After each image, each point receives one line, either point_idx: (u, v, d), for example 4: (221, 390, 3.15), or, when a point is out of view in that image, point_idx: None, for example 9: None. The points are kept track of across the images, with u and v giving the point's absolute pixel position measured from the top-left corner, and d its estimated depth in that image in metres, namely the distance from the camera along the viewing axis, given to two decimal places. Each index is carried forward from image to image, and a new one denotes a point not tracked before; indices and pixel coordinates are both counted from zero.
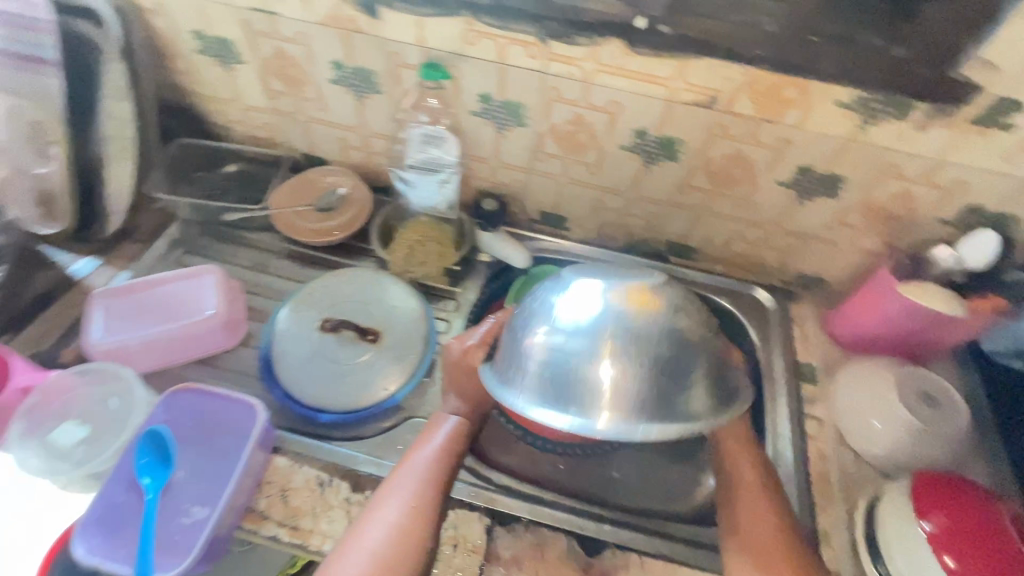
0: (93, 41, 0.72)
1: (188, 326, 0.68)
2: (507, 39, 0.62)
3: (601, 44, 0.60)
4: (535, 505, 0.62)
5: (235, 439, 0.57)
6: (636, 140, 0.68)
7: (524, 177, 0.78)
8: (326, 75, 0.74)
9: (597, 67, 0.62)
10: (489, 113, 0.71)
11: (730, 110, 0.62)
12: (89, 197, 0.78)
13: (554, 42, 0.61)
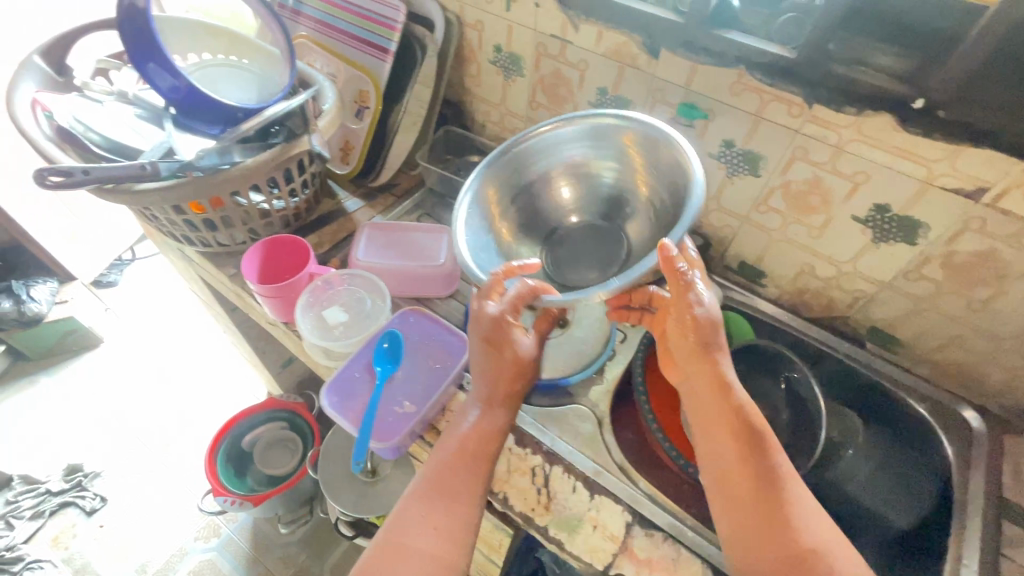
0: (423, 40, 0.93)
1: (422, 268, 0.82)
2: (772, 96, 0.68)
3: (868, 115, 0.62)
4: (678, 523, 0.63)
5: (443, 364, 0.72)
6: (873, 215, 0.69)
7: (737, 225, 0.84)
8: (588, 99, 0.86)
9: (856, 136, 0.65)
10: (726, 158, 0.77)
11: (993, 207, 0.60)
12: (377, 153, 1.00)
13: (818, 106, 0.65)
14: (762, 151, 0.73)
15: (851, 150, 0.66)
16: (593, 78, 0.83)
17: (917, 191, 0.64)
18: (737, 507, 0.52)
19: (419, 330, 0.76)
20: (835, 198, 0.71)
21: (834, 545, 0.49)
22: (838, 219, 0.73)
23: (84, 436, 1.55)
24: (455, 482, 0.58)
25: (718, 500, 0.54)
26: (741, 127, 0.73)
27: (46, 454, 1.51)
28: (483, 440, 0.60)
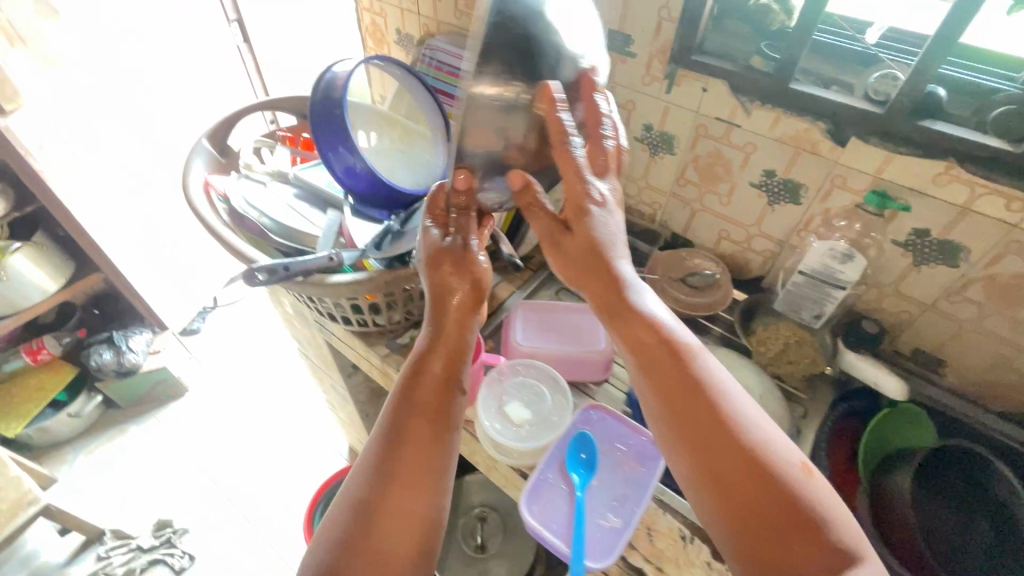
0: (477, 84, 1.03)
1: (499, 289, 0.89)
2: (812, 130, 0.73)
3: (904, 147, 0.67)
4: None
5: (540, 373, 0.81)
6: (914, 238, 0.73)
7: (778, 249, 0.88)
8: (633, 133, 0.92)
9: (894, 165, 0.69)
10: (767, 187, 0.82)
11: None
12: None
13: (857, 139, 0.70)
14: (803, 181, 0.78)
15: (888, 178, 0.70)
16: (637, 116, 0.89)
17: (955, 215, 0.67)
18: (686, 435, 0.53)
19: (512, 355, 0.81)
20: (877, 223, 0.75)
21: (810, 485, 0.49)
22: (879, 243, 0.76)
23: (181, 493, 1.64)
24: (427, 425, 0.55)
25: (660, 405, 0.56)
26: (781, 158, 0.78)
27: (145, 507, 1.61)
28: (437, 374, 0.58)
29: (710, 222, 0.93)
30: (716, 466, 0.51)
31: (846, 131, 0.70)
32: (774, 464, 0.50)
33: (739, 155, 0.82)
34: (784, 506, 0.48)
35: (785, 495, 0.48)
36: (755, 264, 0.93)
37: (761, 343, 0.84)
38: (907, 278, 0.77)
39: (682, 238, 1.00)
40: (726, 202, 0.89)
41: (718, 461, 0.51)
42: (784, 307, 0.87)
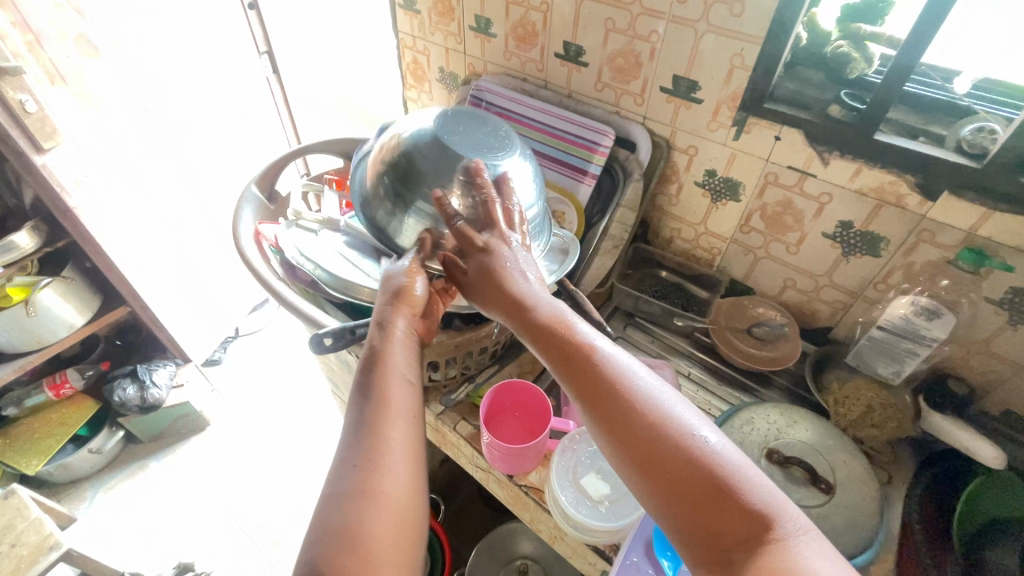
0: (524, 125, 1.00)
1: None
2: (899, 183, 0.69)
3: (1004, 204, 0.64)
4: None
5: None
6: (1010, 297, 0.68)
7: (849, 300, 0.83)
8: (694, 178, 0.89)
9: (991, 222, 0.65)
10: (843, 238, 0.78)
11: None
12: None
13: (952, 194, 0.66)
14: (887, 235, 0.74)
15: (985, 232, 0.66)
16: (701, 161, 0.86)
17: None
18: (623, 435, 0.46)
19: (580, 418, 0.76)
20: (969, 280, 0.70)
21: (752, 476, 0.43)
22: (970, 301, 0.71)
23: (202, 534, 1.58)
24: (383, 398, 0.49)
25: (575, 403, 0.48)
26: (861, 209, 0.74)
27: (166, 548, 1.55)
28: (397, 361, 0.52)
29: (774, 270, 0.89)
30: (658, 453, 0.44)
31: (938, 186, 0.67)
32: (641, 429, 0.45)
33: (813, 205, 0.78)
34: (744, 515, 0.41)
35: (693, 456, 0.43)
36: (822, 315, 0.88)
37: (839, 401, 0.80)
38: (1000, 338, 0.72)
39: (741, 285, 0.95)
40: (794, 251, 0.84)
41: (669, 459, 0.43)
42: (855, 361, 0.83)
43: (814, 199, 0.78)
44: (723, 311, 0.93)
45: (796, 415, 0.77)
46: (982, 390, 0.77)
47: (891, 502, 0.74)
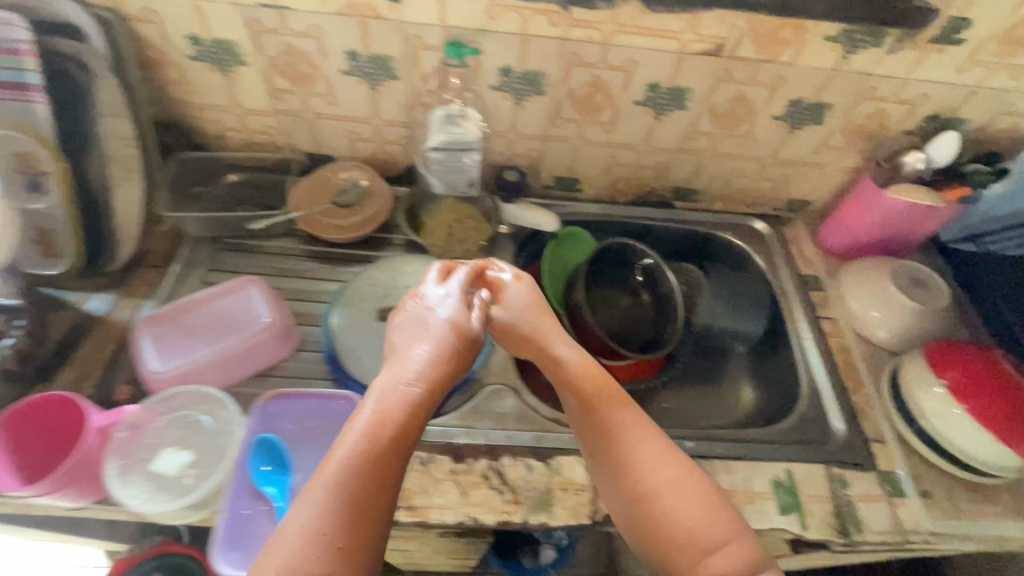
0: (157, 46, 0.70)
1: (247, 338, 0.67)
2: (881, 53, 0.68)
3: (978, 46, 0.67)
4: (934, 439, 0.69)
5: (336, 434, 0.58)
6: (925, 125, 0.76)
7: (793, 171, 0.86)
8: (634, 96, 0.75)
9: (973, 61, 0.68)
10: (653, 101, 0.75)
11: (856, 61, 0.69)
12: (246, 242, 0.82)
13: (924, 37, 0.66)
14: (811, 62, 0.69)
15: (856, 32, 0.66)
16: (553, 58, 0.70)
17: (945, 49, 0.67)
18: (657, 471, 0.52)
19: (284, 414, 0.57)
20: (895, 121, 0.76)
21: (675, 500, 0.52)
22: (922, 117, 0.75)
23: None
24: (364, 500, 0.44)
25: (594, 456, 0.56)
26: (678, 35, 0.67)
27: None
28: (393, 432, 0.47)
29: (594, 153, 0.84)
30: (668, 497, 0.52)
31: (910, 39, 0.66)
32: (676, 476, 0.53)
33: (788, 100, 0.74)
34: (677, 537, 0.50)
35: (643, 494, 0.52)
36: (735, 179, 0.88)
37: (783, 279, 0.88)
38: (804, 160, 0.84)
39: (568, 177, 0.89)
40: (610, 130, 0.80)
41: (677, 490, 0.52)
42: (547, 228, 0.84)
43: (732, 36, 0.67)
44: (615, 228, 0.94)
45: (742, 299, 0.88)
46: (790, 213, 0.94)
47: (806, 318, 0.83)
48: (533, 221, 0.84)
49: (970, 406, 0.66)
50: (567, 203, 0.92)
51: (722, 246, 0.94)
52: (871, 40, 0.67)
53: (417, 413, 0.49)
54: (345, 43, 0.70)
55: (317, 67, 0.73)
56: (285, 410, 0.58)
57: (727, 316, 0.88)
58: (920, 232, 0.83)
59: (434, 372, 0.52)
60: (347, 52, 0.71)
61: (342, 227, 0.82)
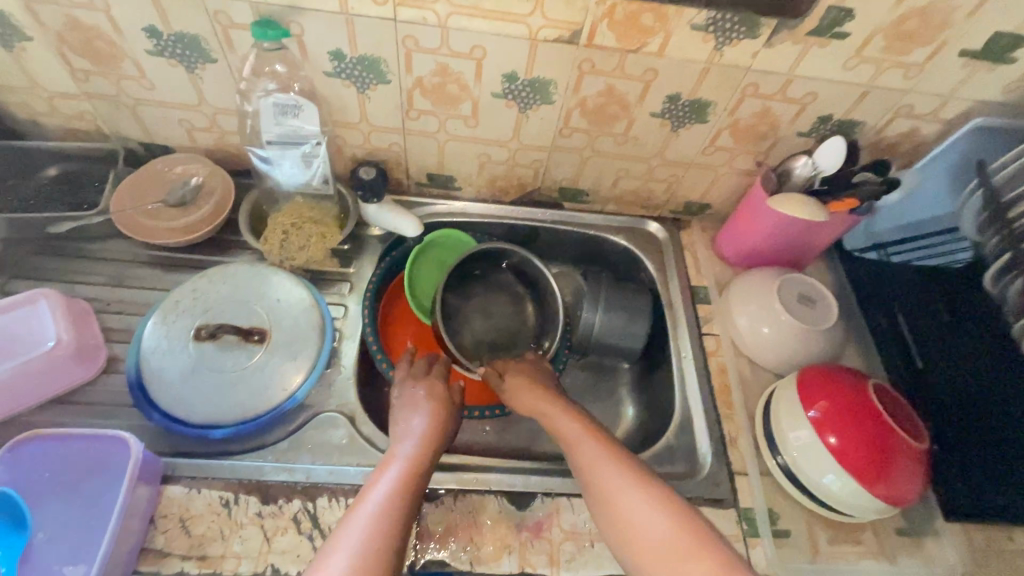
0: None
1: (28, 364, 0.58)
2: (755, 47, 0.60)
3: (864, 38, 0.58)
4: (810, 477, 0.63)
5: (103, 485, 0.50)
6: (816, 126, 0.69)
7: (683, 172, 0.78)
8: (490, 89, 0.66)
9: (859, 56, 0.60)
10: (513, 94, 0.66)
11: (730, 53, 0.60)
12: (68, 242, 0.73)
13: (802, 27, 0.57)
14: (681, 55, 0.61)
15: (726, 21, 0.57)
16: (389, 42, 0.61)
17: (830, 43, 0.59)
18: (625, 504, 0.53)
19: (38, 458, 0.50)
20: (784, 122, 0.69)
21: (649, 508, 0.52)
22: (815, 116, 0.68)
23: None
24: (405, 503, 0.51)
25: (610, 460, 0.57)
26: (526, 18, 0.58)
27: None
28: (400, 490, 0.52)
29: (461, 148, 0.75)
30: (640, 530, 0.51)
31: (789, 26, 0.57)
32: (657, 507, 0.52)
33: (662, 95, 0.66)
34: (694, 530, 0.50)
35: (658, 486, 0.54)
36: (621, 180, 0.80)
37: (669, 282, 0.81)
38: (695, 162, 0.76)
39: (441, 175, 0.80)
40: (473, 125, 0.71)
41: (655, 515, 0.51)
42: (410, 233, 0.77)
43: (588, 23, 0.58)
44: (498, 227, 0.86)
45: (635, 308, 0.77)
46: (689, 215, 0.87)
47: (689, 329, 0.77)
48: (395, 225, 0.76)
49: (833, 439, 0.61)
50: (444, 201, 0.84)
51: (611, 248, 0.87)
52: (746, 30, 0.58)
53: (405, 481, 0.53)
54: (142, 19, 0.59)
55: (115, 43, 0.62)
56: (38, 457, 0.50)
57: (613, 328, 0.76)
58: (814, 240, 0.76)
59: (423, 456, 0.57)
60: (147, 28, 0.60)
61: (173, 229, 0.72)
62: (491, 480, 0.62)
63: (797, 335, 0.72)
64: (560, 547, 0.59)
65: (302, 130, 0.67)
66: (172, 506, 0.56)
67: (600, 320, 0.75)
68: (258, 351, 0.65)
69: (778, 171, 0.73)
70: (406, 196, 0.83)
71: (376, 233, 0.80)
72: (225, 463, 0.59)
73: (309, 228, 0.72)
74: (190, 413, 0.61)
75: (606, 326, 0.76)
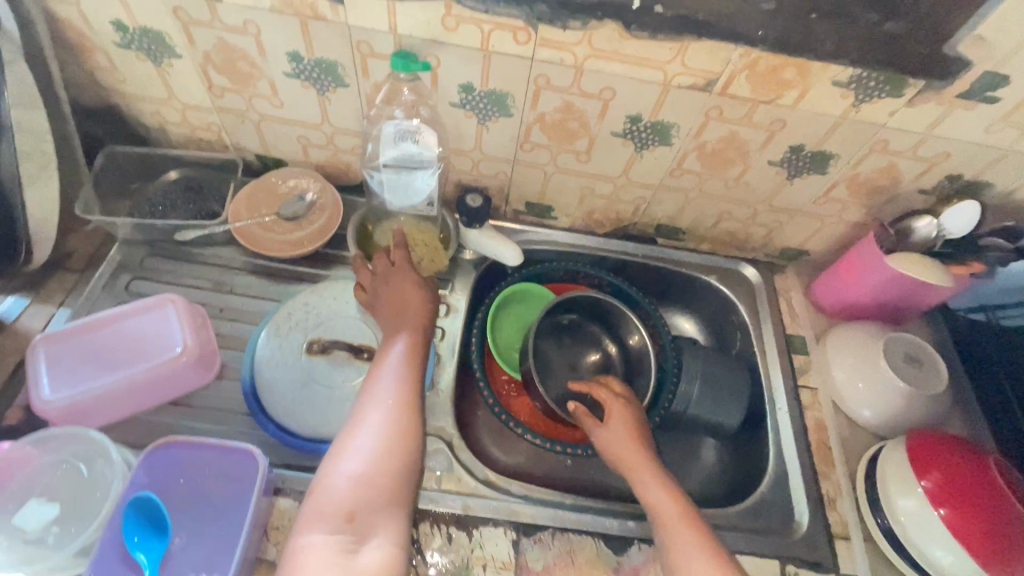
0: (84, 35, 0.64)
1: (154, 369, 0.61)
2: (894, 105, 0.58)
3: (1011, 105, 0.56)
4: (917, 551, 0.61)
5: (235, 493, 0.52)
6: (942, 185, 0.67)
7: (788, 219, 0.77)
8: (611, 128, 0.66)
9: (1005, 121, 0.58)
10: (633, 134, 0.66)
11: (866, 109, 0.59)
12: (185, 246, 0.76)
13: (950, 89, 0.56)
14: (814, 109, 0.60)
15: (870, 80, 0.56)
16: (521, 79, 0.62)
17: (976, 106, 0.57)
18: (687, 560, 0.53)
19: (173, 464, 0.52)
20: (907, 179, 0.67)
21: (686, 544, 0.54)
22: (943, 175, 0.66)
23: None
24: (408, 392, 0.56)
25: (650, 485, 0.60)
26: (663, 65, 0.58)
27: None
28: (405, 384, 0.57)
29: (566, 181, 0.76)
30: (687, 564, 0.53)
31: (936, 88, 0.56)
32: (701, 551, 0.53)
33: (784, 145, 0.65)
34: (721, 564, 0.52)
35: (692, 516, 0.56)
36: (722, 221, 0.80)
37: (769, 334, 0.80)
38: (803, 210, 0.75)
39: (540, 204, 0.81)
40: (584, 160, 0.72)
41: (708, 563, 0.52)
42: (511, 262, 0.77)
43: (727, 73, 0.58)
44: (589, 260, 0.86)
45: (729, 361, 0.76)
46: (784, 260, 0.85)
47: (785, 379, 0.76)
48: (495, 253, 0.77)
49: (947, 512, 0.59)
50: (540, 229, 0.84)
51: (701, 286, 0.86)
52: (889, 88, 0.57)
53: (403, 381, 0.57)
54: (288, 44, 0.62)
55: (258, 65, 0.65)
56: (172, 462, 0.52)
57: (710, 397, 0.74)
58: (924, 302, 0.73)
59: (415, 350, 0.61)
60: (290, 54, 0.63)
61: (289, 243, 0.76)
62: (590, 521, 0.62)
63: (903, 398, 0.69)
64: None
65: (420, 155, 0.66)
66: (284, 519, 0.58)
67: (698, 393, 0.74)
68: (367, 369, 0.66)
69: (896, 228, 0.71)
70: (503, 222, 0.84)
71: (473, 257, 0.80)
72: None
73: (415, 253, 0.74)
74: (302, 426, 0.62)
75: (702, 399, 0.74)
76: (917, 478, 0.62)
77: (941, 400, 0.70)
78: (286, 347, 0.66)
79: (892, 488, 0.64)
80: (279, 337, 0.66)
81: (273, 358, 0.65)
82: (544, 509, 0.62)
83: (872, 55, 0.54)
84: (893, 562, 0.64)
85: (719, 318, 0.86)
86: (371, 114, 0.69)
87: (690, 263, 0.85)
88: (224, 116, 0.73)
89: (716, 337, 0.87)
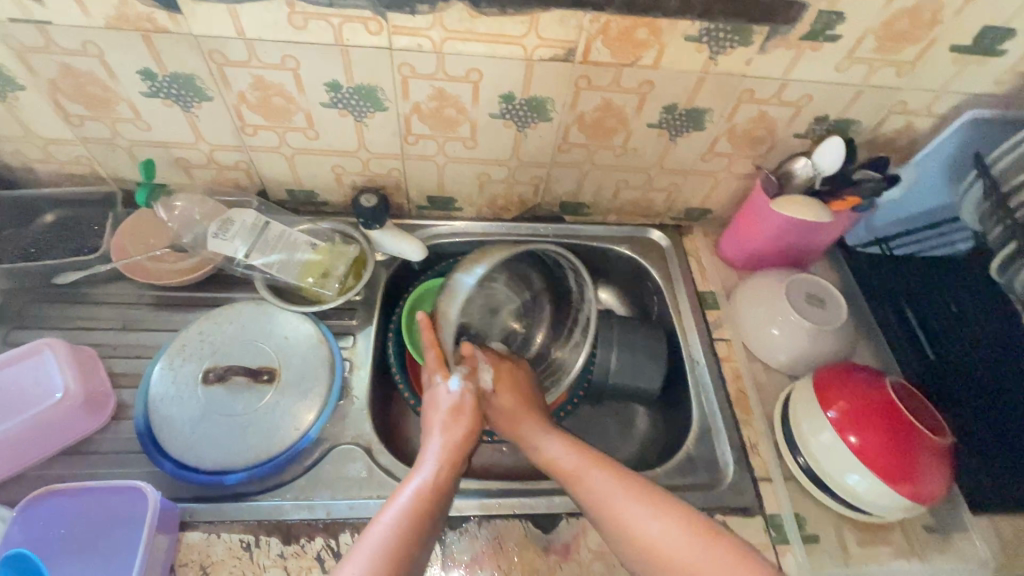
0: None
1: (34, 418, 0.58)
2: (747, 55, 0.60)
3: (849, 41, 0.59)
4: (832, 481, 0.63)
5: (126, 532, 0.51)
6: (812, 127, 0.69)
7: (682, 179, 0.78)
8: (488, 110, 0.66)
9: (848, 58, 0.61)
10: (511, 113, 0.66)
11: (724, 61, 0.61)
12: (68, 288, 0.72)
13: (792, 31, 0.58)
14: (674, 67, 0.61)
15: (719, 31, 0.58)
16: (384, 70, 0.61)
17: (822, 46, 0.59)
18: (631, 528, 0.51)
19: (54, 514, 0.51)
20: (780, 125, 0.69)
21: (676, 554, 0.49)
22: (811, 118, 0.68)
23: None
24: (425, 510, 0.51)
25: (624, 502, 0.53)
26: (521, 40, 0.58)
27: None
28: (422, 511, 0.51)
29: (460, 170, 0.75)
30: (661, 544, 0.50)
31: (779, 33, 0.58)
32: (653, 511, 0.52)
33: (656, 107, 0.66)
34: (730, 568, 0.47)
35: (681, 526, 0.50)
36: (623, 190, 0.80)
37: (681, 294, 0.81)
38: (694, 169, 0.76)
39: (441, 197, 0.80)
40: (471, 146, 0.71)
41: (647, 513, 0.52)
42: (414, 255, 0.76)
43: (584, 41, 0.58)
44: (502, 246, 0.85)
45: (643, 326, 0.77)
46: (690, 220, 0.87)
47: (700, 336, 0.78)
48: (399, 251, 0.76)
49: (856, 438, 0.61)
50: (447, 223, 0.84)
51: (615, 258, 0.87)
52: (739, 38, 0.58)
53: (396, 543, 0.48)
54: (136, 62, 0.59)
55: (110, 88, 0.62)
56: (54, 512, 0.51)
57: (629, 366, 0.74)
58: (817, 242, 0.76)
59: (440, 479, 0.55)
60: (141, 72, 0.60)
61: (182, 270, 0.73)
62: (515, 504, 0.61)
63: (807, 336, 0.71)
64: (590, 568, 0.58)
65: (246, 224, 0.71)
66: (194, 553, 0.55)
67: (616, 363, 0.75)
68: (268, 392, 0.65)
69: (777, 174, 0.74)
70: (408, 219, 0.83)
71: (381, 258, 0.79)
72: (241, 505, 0.58)
73: (309, 265, 0.73)
74: (203, 460, 0.60)
75: (621, 367, 0.75)
76: (825, 408, 0.64)
77: (843, 334, 0.73)
78: (181, 385, 0.64)
79: (803, 425, 0.66)
80: (171, 375, 0.64)
81: (167, 398, 0.63)
82: (468, 499, 0.62)
83: (714, 8, 0.56)
84: (813, 494, 0.66)
85: (636, 286, 0.87)
86: (244, 124, 0.67)
87: (600, 236, 0.86)
88: (89, 145, 0.69)
89: (637, 306, 0.88)
